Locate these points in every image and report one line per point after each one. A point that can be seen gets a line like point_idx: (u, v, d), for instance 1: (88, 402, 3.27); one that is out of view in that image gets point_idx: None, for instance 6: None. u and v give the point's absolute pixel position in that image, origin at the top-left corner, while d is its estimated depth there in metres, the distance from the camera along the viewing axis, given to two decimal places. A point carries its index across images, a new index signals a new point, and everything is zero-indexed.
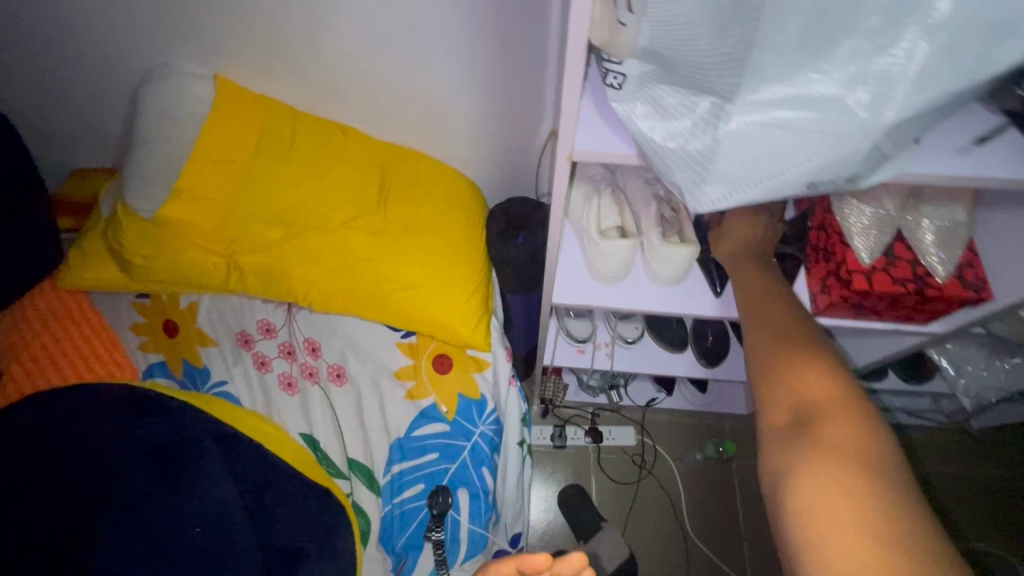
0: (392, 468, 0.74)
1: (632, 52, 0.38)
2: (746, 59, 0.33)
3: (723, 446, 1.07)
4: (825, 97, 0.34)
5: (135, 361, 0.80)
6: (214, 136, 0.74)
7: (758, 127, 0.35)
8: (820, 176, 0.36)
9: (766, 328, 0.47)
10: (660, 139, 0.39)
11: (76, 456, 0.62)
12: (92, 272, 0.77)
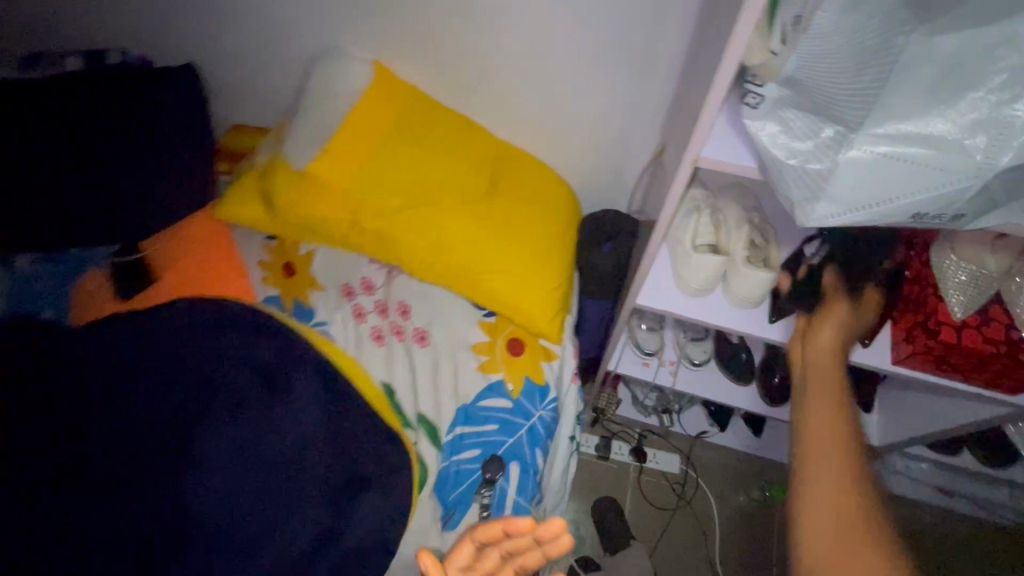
0: (455, 429, 0.80)
1: (776, 78, 0.44)
2: (877, 96, 0.40)
3: (770, 490, 1.09)
4: (943, 137, 0.41)
5: (256, 290, 0.91)
6: (366, 113, 0.86)
7: (879, 157, 0.42)
8: (926, 207, 0.43)
9: (815, 468, 0.48)
10: (783, 155, 0.45)
11: (202, 354, 0.72)
12: (239, 208, 0.90)
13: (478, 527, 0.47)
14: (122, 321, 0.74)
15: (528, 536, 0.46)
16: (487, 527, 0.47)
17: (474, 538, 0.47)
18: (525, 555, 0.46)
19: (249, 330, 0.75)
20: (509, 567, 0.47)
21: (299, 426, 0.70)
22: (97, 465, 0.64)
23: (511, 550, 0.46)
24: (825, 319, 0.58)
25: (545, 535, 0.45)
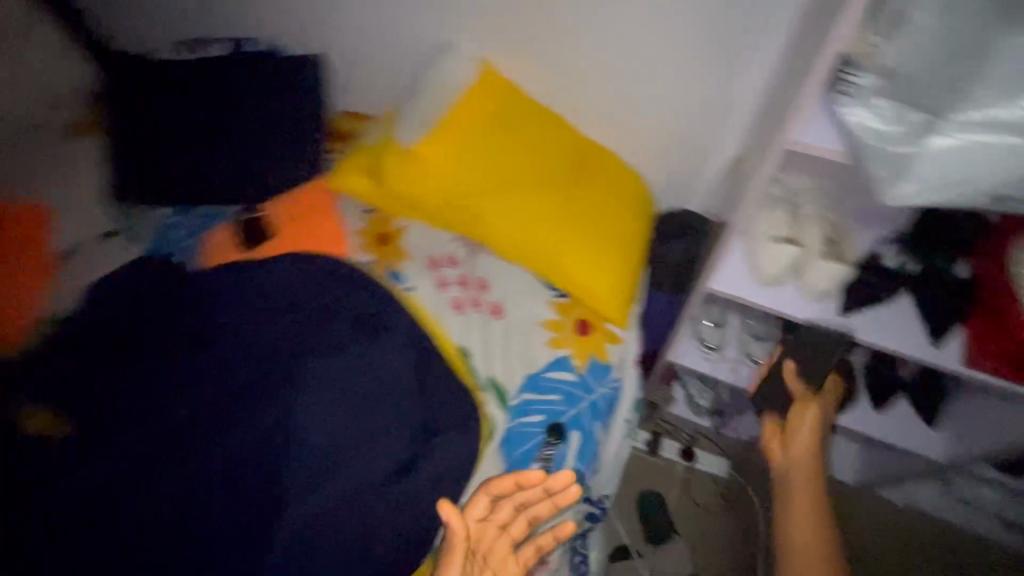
0: (522, 394, 0.86)
1: (877, 69, 0.56)
2: (960, 88, 0.54)
3: None
4: (1014, 126, 0.53)
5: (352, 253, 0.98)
6: (469, 102, 0.96)
7: (957, 141, 0.55)
8: (1007, 189, 0.54)
9: (800, 545, 0.69)
10: (877, 137, 0.58)
11: (321, 302, 0.87)
12: (349, 179, 1.00)
13: (491, 483, 0.61)
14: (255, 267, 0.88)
15: (541, 487, 0.64)
16: (504, 484, 0.62)
17: (488, 492, 0.61)
18: (538, 504, 0.64)
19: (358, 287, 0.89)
20: (521, 516, 0.64)
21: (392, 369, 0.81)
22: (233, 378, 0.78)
23: (523, 499, 0.63)
24: (802, 419, 0.80)
25: (553, 484, 0.63)
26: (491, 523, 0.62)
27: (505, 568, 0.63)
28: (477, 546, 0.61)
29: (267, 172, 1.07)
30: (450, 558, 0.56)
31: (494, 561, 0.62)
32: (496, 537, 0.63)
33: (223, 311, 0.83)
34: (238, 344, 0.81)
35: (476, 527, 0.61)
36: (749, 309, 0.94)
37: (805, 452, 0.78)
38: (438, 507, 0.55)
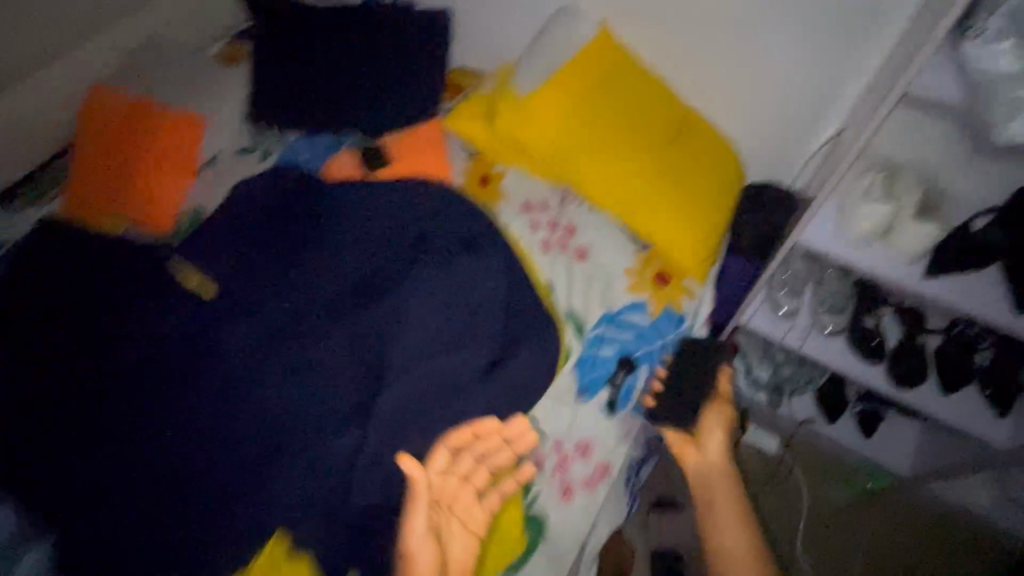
0: (599, 327, 0.93)
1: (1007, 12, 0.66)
2: None
3: (871, 479, 1.13)
4: None
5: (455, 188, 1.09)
6: (584, 62, 1.03)
7: None
8: None
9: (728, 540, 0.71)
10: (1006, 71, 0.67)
11: (431, 224, 0.97)
12: (460, 121, 1.09)
13: (449, 436, 0.77)
14: (379, 187, 1.00)
15: (499, 439, 0.79)
16: (461, 437, 0.78)
17: (447, 446, 0.77)
18: (497, 454, 0.78)
19: (465, 212, 0.98)
20: (483, 465, 0.77)
21: (488, 289, 0.90)
22: (359, 279, 0.93)
23: (483, 451, 0.78)
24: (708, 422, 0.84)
25: (511, 431, 0.80)
26: (453, 475, 0.75)
27: (473, 518, 0.74)
28: (442, 495, 0.74)
29: (389, 111, 1.19)
30: (414, 502, 0.69)
31: (462, 511, 0.74)
32: (460, 487, 0.75)
33: (354, 223, 0.97)
34: (359, 249, 0.95)
35: (440, 479, 0.75)
36: (825, 282, 0.97)
37: (718, 453, 0.82)
38: (401, 461, 0.68)
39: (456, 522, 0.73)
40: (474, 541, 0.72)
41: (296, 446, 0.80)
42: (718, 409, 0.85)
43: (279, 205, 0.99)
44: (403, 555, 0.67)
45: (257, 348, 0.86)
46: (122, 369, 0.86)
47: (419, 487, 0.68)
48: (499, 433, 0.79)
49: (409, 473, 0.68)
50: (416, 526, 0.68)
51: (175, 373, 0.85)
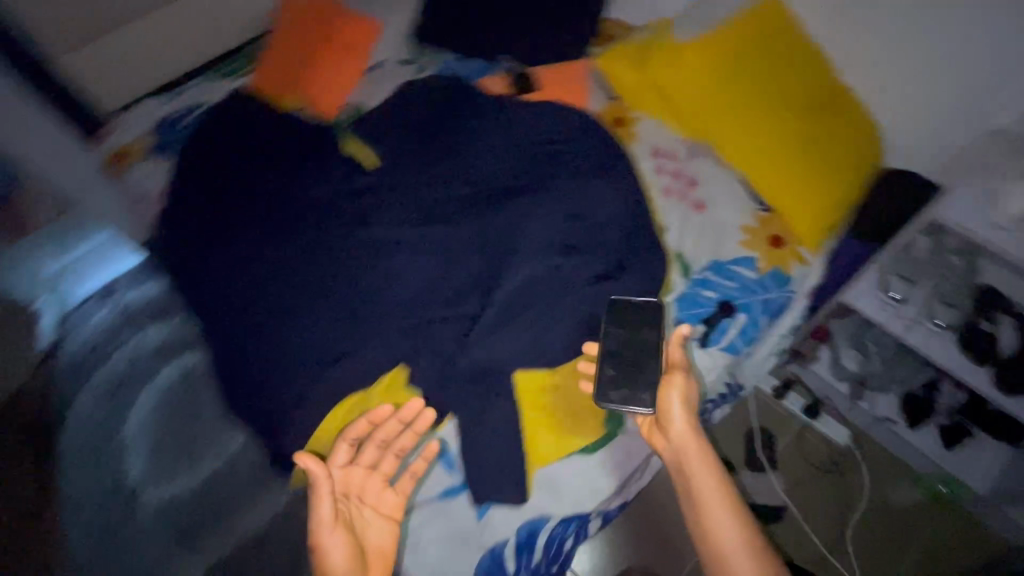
0: (705, 271, 0.99)
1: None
2: None
3: (947, 483, 1.10)
4: None
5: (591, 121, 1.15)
6: (748, 22, 1.06)
7: None
8: None
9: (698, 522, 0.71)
10: None
11: (567, 147, 1.05)
12: (610, 60, 1.15)
13: (346, 432, 0.77)
14: (525, 109, 1.10)
15: (397, 421, 0.80)
16: (358, 430, 0.78)
17: (347, 440, 0.77)
18: (399, 436, 0.79)
19: (600, 145, 1.06)
20: (388, 452, 0.78)
21: (610, 213, 0.98)
22: (494, 184, 1.03)
23: (385, 436, 0.78)
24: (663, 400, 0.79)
25: (409, 414, 0.79)
26: (358, 466, 0.77)
27: (385, 502, 0.76)
28: (349, 488, 0.75)
29: (540, 46, 1.28)
30: (316, 494, 0.69)
31: (374, 500, 0.75)
32: (366, 477, 0.76)
33: (496, 136, 1.08)
34: (500, 161, 1.05)
35: (344, 472, 0.75)
36: (942, 277, 0.98)
37: (685, 429, 0.77)
38: (298, 459, 0.69)
39: (370, 508, 0.75)
40: (393, 522, 0.75)
41: (422, 310, 0.92)
42: (666, 385, 0.79)
43: (437, 114, 1.13)
44: (313, 549, 0.68)
45: (402, 227, 1.00)
46: (295, 223, 1.04)
47: (320, 480, 0.69)
48: (395, 415, 0.79)
49: (311, 470, 0.69)
50: (325, 514, 0.68)
51: (335, 237, 1.01)
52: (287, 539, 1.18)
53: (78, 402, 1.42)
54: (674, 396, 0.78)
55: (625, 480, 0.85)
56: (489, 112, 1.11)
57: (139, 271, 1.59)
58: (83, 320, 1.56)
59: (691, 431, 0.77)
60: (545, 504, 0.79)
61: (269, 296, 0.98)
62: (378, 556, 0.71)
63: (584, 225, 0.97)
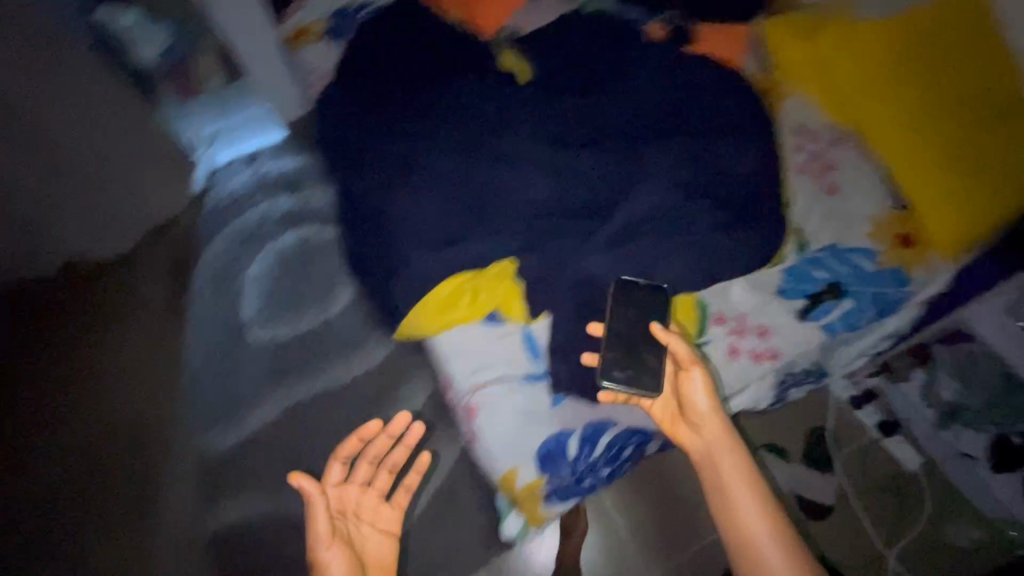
0: (820, 252, 0.98)
1: None
2: None
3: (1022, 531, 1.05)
4: None
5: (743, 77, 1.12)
6: (936, 16, 1.03)
7: None
8: None
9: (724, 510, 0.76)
10: None
11: (710, 104, 1.08)
12: (777, 29, 1.14)
13: (340, 452, 0.93)
14: (678, 59, 1.12)
15: (386, 436, 0.96)
16: (350, 450, 0.94)
17: (341, 460, 0.92)
18: (390, 451, 0.96)
19: (743, 110, 1.08)
20: (380, 467, 0.95)
21: (737, 175, 1.02)
22: (633, 121, 1.07)
23: (376, 453, 0.95)
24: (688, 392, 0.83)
25: (396, 429, 0.96)
26: (352, 484, 0.93)
27: (378, 514, 0.92)
28: (344, 504, 0.90)
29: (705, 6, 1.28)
30: (312, 511, 0.84)
31: (370, 514, 0.92)
32: (362, 494, 0.92)
33: (644, 78, 1.11)
34: (639, 102, 1.09)
35: (340, 490, 0.91)
36: None
37: (713, 422, 0.81)
38: (293, 479, 0.84)
39: (365, 523, 0.91)
40: (388, 534, 0.91)
41: (539, 217, 0.98)
42: (687, 381, 0.83)
43: (590, 47, 1.17)
44: (312, 561, 0.82)
45: (536, 142, 1.06)
46: (441, 113, 1.13)
47: (315, 498, 0.85)
48: (383, 431, 0.96)
49: (306, 489, 0.85)
50: (321, 530, 0.84)
51: (472, 137, 1.09)
52: (359, 396, 1.32)
53: (211, 245, 1.61)
54: (698, 392, 0.82)
55: None
56: (641, 56, 1.14)
57: (284, 145, 1.77)
58: (225, 178, 1.72)
59: (720, 424, 0.81)
60: (617, 412, 0.86)
61: (405, 171, 1.08)
62: (377, 563, 0.88)
63: (709, 179, 1.01)
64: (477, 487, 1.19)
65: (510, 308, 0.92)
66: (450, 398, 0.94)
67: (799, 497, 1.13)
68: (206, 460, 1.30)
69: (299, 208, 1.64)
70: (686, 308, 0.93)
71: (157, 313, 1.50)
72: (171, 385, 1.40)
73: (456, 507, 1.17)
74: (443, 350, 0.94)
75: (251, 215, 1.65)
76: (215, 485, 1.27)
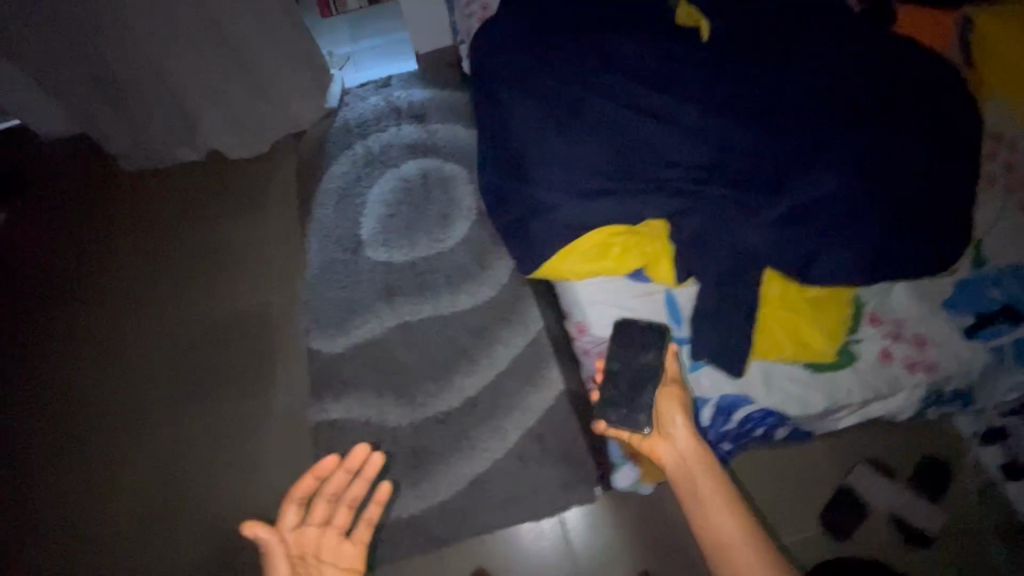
0: (997, 271, 0.90)
1: None
2: None
3: None
4: None
5: (944, 68, 1.02)
6: None
7: None
8: None
9: (705, 528, 0.69)
10: None
11: (903, 95, 1.00)
12: (999, 21, 1.03)
13: (293, 492, 0.80)
14: (872, 43, 1.04)
15: (345, 470, 0.84)
16: (305, 489, 0.81)
17: (294, 501, 0.79)
18: (352, 487, 0.83)
19: (940, 105, 0.99)
20: (341, 505, 0.81)
21: (923, 173, 0.94)
22: (815, 98, 1.00)
23: (336, 490, 0.82)
24: (666, 407, 0.79)
25: (358, 460, 0.84)
26: (310, 525, 0.79)
27: (342, 555, 0.78)
28: (303, 550, 0.77)
29: None
30: (271, 560, 0.72)
31: (331, 557, 0.77)
32: (321, 535, 0.78)
33: (832, 56, 1.04)
34: (820, 82, 1.01)
35: (297, 535, 0.77)
36: None
37: (686, 435, 0.77)
38: (243, 529, 0.71)
39: (329, 567, 0.76)
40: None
41: (696, 182, 0.94)
42: (666, 396, 0.80)
43: (769, 17, 1.10)
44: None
45: (701, 107, 1.01)
46: (604, 63, 1.10)
47: (273, 546, 0.73)
48: (342, 464, 0.84)
49: (261, 536, 0.72)
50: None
51: (635, 90, 1.05)
52: (463, 331, 1.35)
53: (337, 161, 1.66)
54: (674, 408, 0.79)
55: (829, 411, 0.86)
56: (825, 34, 1.06)
57: (413, 76, 1.79)
58: (356, 100, 1.77)
59: (692, 440, 0.76)
60: (755, 387, 0.85)
61: (561, 113, 1.06)
62: None
63: (893, 172, 0.93)
64: (565, 437, 1.21)
65: (658, 271, 0.90)
66: (579, 345, 0.94)
67: (899, 520, 1.07)
68: (315, 359, 1.37)
69: (421, 140, 1.66)
70: (845, 301, 0.89)
71: (286, 219, 1.59)
72: (292, 287, 1.48)
73: (543, 451, 1.20)
74: (581, 296, 0.92)
75: (376, 139, 1.68)
76: (322, 383, 1.33)
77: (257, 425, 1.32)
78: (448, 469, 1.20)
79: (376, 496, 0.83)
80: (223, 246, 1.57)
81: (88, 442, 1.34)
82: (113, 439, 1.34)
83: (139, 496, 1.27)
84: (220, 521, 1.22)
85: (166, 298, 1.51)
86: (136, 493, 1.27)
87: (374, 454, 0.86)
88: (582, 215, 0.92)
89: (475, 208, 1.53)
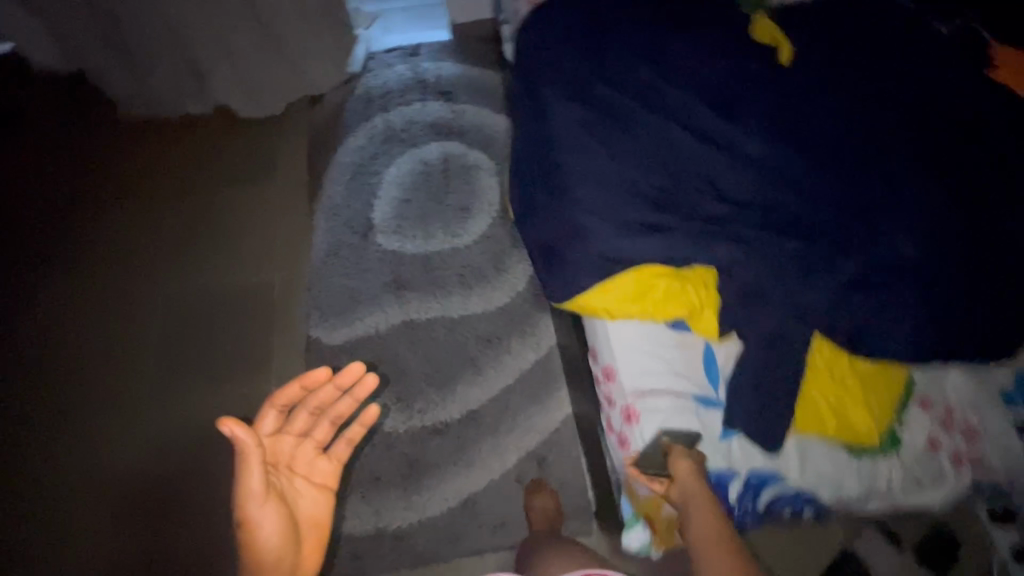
0: None
1: None
2: None
3: None
4: None
5: None
6: None
7: None
8: None
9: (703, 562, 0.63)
10: None
11: (990, 155, 0.90)
12: None
13: (276, 396, 0.68)
14: (962, 94, 0.94)
15: (332, 382, 0.71)
16: (290, 395, 0.69)
17: (276, 407, 0.69)
18: (336, 402, 0.72)
19: None
20: (322, 419, 0.71)
21: (1001, 248, 0.85)
22: (895, 145, 0.90)
23: (319, 402, 0.71)
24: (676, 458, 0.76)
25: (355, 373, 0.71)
26: (287, 434, 0.70)
27: (317, 468, 0.70)
28: (275, 457, 0.68)
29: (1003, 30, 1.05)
30: (244, 465, 0.60)
31: (305, 469, 0.70)
32: (298, 445, 0.70)
33: (917, 102, 0.93)
34: (900, 128, 0.91)
35: (272, 441, 0.69)
36: None
37: (692, 479, 0.73)
38: (220, 425, 0.58)
39: (300, 479, 0.69)
40: (327, 491, 0.70)
41: (755, 227, 0.85)
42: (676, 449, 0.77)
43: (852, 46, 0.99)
44: (239, 522, 0.61)
45: (766, 139, 0.91)
46: (664, 73, 0.99)
47: (250, 450, 0.60)
48: (330, 376, 0.70)
49: (239, 438, 0.60)
50: (253, 485, 0.61)
51: (695, 109, 0.94)
52: (472, 337, 1.28)
53: (354, 132, 1.54)
54: (681, 458, 0.76)
55: (863, 498, 0.81)
56: (910, 74, 0.96)
57: (445, 47, 1.65)
58: (380, 66, 1.63)
59: (697, 483, 0.72)
60: (789, 465, 0.80)
61: (611, 123, 0.95)
62: (310, 527, 0.67)
63: (970, 243, 0.84)
64: (569, 465, 1.16)
65: (703, 322, 0.83)
66: (605, 392, 0.87)
67: None
68: (313, 346, 1.30)
69: (447, 120, 1.54)
70: (896, 381, 0.82)
71: (296, 190, 1.49)
72: (295, 265, 1.40)
73: (545, 478, 1.15)
74: (613, 338, 0.85)
75: (399, 113, 1.56)
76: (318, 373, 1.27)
77: (249, 411, 1.25)
78: (443, 482, 1.15)
79: (361, 418, 0.72)
80: (227, 212, 1.47)
81: (70, 408, 1.26)
82: (98, 411, 1.26)
83: (122, 472, 1.20)
84: (202, 507, 1.17)
85: (164, 257, 1.42)
86: (121, 468, 1.21)
87: (369, 376, 0.73)
88: (625, 248, 0.83)
89: (499, 204, 1.43)
